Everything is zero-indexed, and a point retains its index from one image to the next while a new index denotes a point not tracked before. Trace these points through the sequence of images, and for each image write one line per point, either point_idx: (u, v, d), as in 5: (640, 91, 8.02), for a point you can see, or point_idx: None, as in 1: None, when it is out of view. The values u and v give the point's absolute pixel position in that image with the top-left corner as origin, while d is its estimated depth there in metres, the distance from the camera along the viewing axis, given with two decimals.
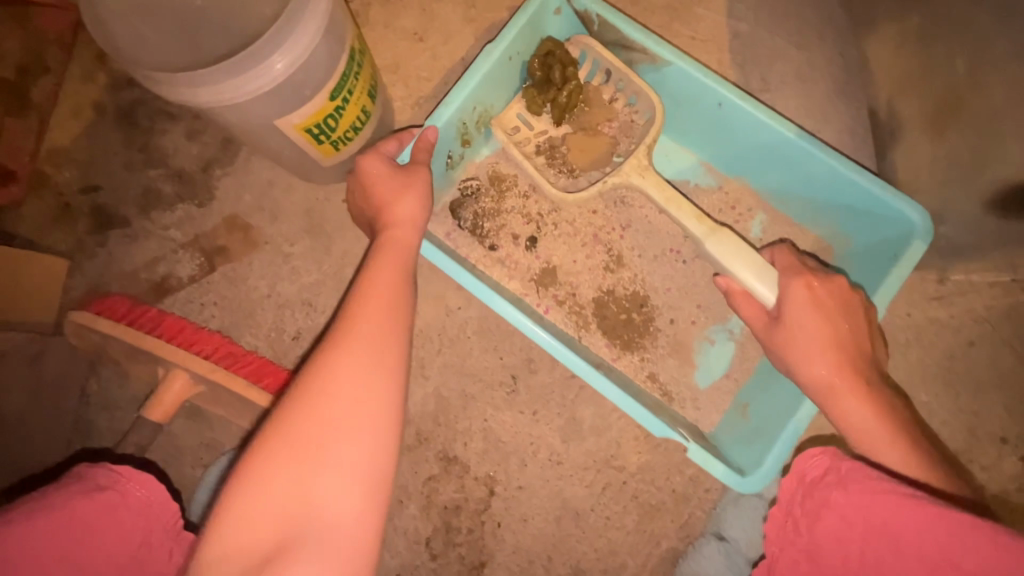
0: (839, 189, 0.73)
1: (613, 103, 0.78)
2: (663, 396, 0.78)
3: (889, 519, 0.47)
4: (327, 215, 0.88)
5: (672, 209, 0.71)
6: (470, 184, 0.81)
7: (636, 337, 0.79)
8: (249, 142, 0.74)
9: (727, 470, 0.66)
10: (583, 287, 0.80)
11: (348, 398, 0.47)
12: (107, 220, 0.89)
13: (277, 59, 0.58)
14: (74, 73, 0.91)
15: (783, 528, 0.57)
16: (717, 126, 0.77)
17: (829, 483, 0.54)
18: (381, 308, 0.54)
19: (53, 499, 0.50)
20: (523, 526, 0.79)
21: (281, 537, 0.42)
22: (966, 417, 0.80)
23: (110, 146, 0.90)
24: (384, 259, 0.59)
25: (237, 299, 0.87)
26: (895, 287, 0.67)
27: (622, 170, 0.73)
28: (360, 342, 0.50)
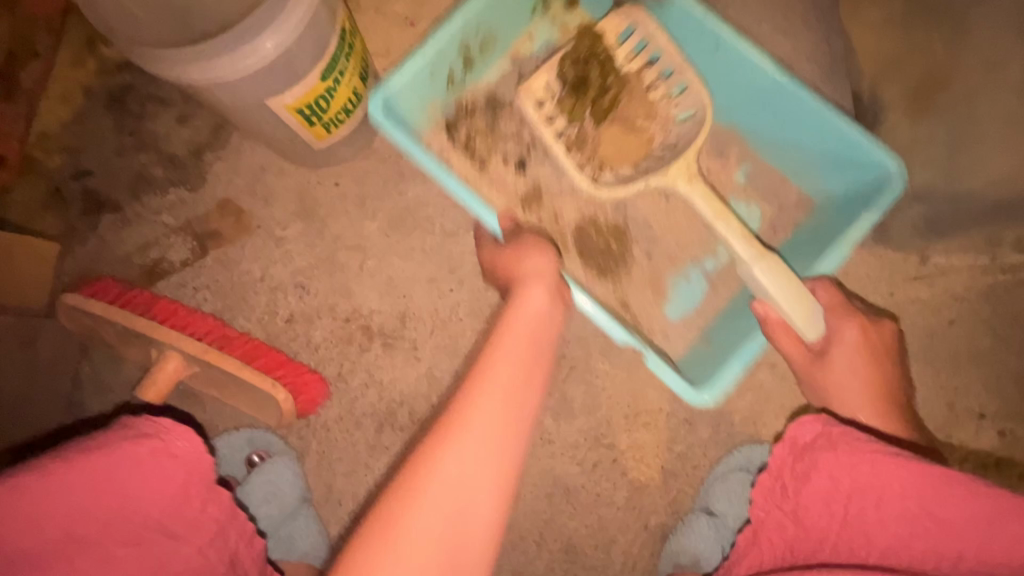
0: (825, 135, 0.73)
1: (652, 94, 0.73)
2: (632, 321, 0.78)
3: (878, 478, 0.52)
4: (319, 199, 0.89)
5: (720, 226, 0.66)
6: (465, 103, 0.82)
7: (612, 265, 0.80)
8: (240, 125, 0.75)
9: (678, 379, 0.66)
10: (567, 213, 0.81)
11: (452, 474, 0.48)
12: (98, 206, 0.89)
13: (266, 39, 0.58)
14: (63, 58, 0.90)
15: (772, 492, 0.61)
16: (717, 66, 0.78)
17: (818, 448, 0.57)
18: (514, 379, 0.54)
19: (101, 442, 0.53)
20: (515, 503, 0.80)
21: None
22: (946, 393, 0.81)
23: (101, 131, 0.90)
24: (512, 322, 0.59)
25: (229, 282, 0.87)
26: (866, 229, 0.68)
27: (669, 174, 0.69)
28: (493, 411, 0.51)
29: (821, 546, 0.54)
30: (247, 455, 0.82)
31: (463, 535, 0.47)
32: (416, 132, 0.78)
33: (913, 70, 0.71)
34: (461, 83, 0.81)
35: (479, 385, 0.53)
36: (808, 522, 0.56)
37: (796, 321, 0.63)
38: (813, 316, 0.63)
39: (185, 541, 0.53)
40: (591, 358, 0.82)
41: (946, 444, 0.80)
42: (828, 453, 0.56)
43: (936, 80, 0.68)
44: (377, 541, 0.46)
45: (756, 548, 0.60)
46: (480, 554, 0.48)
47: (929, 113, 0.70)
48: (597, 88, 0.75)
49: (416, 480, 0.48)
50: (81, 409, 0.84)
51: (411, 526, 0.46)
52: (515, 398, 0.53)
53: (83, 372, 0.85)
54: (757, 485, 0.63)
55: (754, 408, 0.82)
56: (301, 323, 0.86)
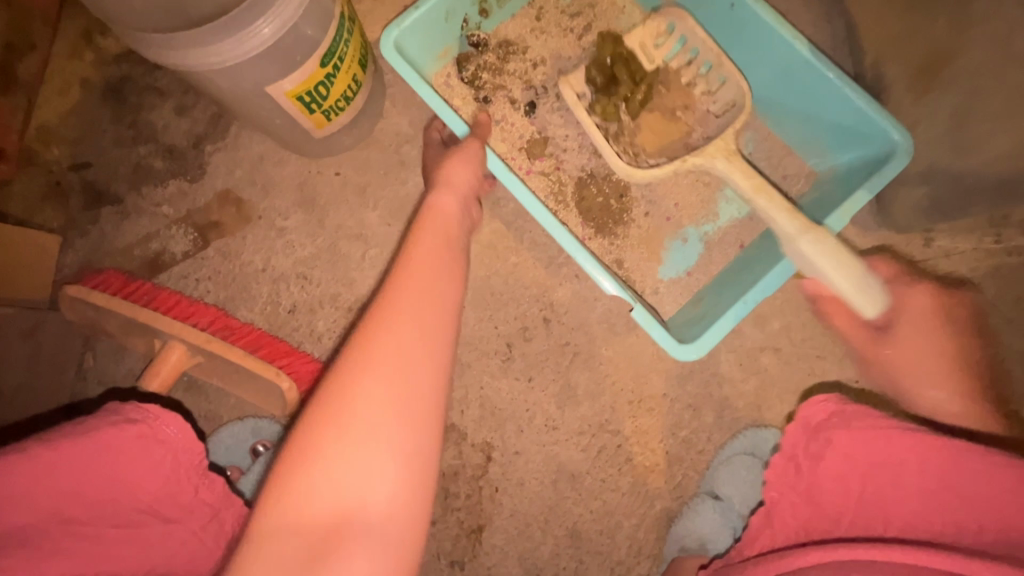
0: (832, 103, 0.73)
1: (691, 88, 0.76)
2: (623, 278, 0.79)
3: (895, 454, 0.52)
4: (320, 188, 0.88)
5: (762, 200, 0.68)
6: (479, 53, 0.81)
7: (612, 223, 0.80)
8: (239, 114, 0.74)
9: (665, 334, 0.67)
10: (570, 164, 0.81)
11: (397, 352, 0.43)
12: (99, 198, 0.89)
13: (264, 23, 0.58)
14: (61, 50, 0.90)
15: (784, 472, 0.61)
16: (730, 28, 0.77)
17: (832, 425, 0.57)
18: (439, 263, 0.51)
19: (90, 425, 0.54)
20: (520, 490, 0.80)
21: (339, 525, 0.40)
22: None
23: (100, 123, 0.90)
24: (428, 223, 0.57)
25: (231, 273, 0.87)
26: (866, 200, 0.68)
27: (707, 150, 0.71)
28: (419, 285, 0.48)
29: (838, 524, 0.53)
30: (250, 446, 0.82)
31: (413, 396, 0.43)
32: (425, 73, 0.79)
33: (916, 49, 0.71)
34: (477, 32, 0.81)
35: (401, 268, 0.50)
36: (821, 500, 0.55)
37: (849, 292, 0.62)
38: (870, 291, 0.62)
39: (179, 524, 0.54)
40: (594, 344, 0.82)
41: None
42: (841, 429, 0.56)
43: (939, 59, 0.68)
44: (318, 420, 0.42)
45: (768, 530, 0.60)
46: (436, 412, 0.44)
47: (932, 92, 0.70)
48: (630, 83, 0.75)
49: (351, 357, 0.43)
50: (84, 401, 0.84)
51: (353, 396, 0.42)
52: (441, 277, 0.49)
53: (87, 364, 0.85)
54: (772, 466, 0.63)
55: (758, 393, 0.82)
56: (303, 313, 0.86)
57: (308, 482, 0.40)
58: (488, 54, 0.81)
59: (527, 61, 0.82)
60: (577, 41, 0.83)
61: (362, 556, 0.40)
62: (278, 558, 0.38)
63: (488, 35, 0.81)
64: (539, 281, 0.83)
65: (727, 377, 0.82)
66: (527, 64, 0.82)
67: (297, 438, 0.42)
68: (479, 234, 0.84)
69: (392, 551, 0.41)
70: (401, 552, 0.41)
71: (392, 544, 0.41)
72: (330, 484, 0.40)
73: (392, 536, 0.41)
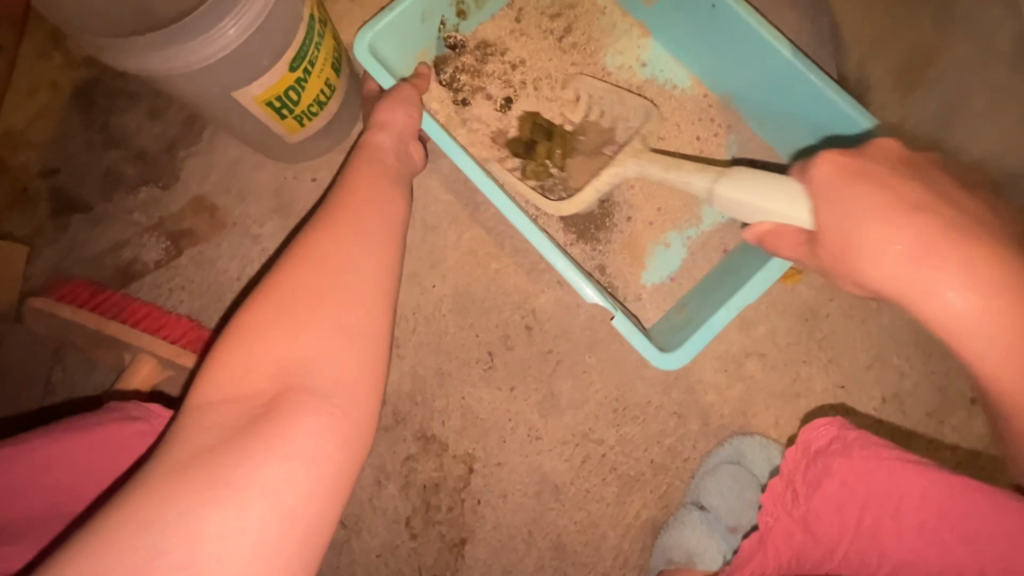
0: (814, 106, 0.71)
1: (611, 127, 0.79)
2: (606, 283, 0.78)
3: (896, 487, 0.54)
4: (296, 194, 0.86)
5: (673, 173, 0.72)
6: (458, 55, 0.80)
7: (593, 228, 0.79)
8: (209, 118, 0.72)
9: (648, 343, 0.65)
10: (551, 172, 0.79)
11: (335, 248, 0.47)
12: (68, 205, 0.86)
13: (229, 25, 0.56)
14: (27, 52, 0.87)
15: (782, 498, 0.63)
16: (710, 31, 0.76)
17: (832, 452, 0.60)
18: (375, 190, 0.55)
19: (90, 421, 0.53)
20: (503, 501, 0.78)
21: (281, 392, 0.42)
22: (938, 379, 0.81)
23: (68, 127, 0.87)
24: (363, 165, 0.58)
25: (206, 282, 0.85)
26: None
27: (618, 159, 0.75)
28: (361, 203, 0.52)
29: (831, 555, 0.56)
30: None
31: (354, 282, 0.46)
32: (404, 77, 0.77)
33: (901, 48, 0.69)
34: (455, 34, 0.79)
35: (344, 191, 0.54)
36: (817, 528, 0.58)
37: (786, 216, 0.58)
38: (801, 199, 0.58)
39: None
40: (577, 352, 0.80)
41: (940, 430, 0.79)
42: (840, 457, 0.58)
43: (922, 59, 0.66)
44: (262, 303, 0.44)
45: (760, 554, 0.62)
46: (380, 301, 0.47)
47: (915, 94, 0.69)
48: (541, 132, 0.78)
49: (295, 255, 0.47)
50: (56, 415, 0.82)
51: (295, 284, 0.45)
52: (377, 197, 0.54)
53: (56, 377, 0.82)
54: (768, 490, 0.66)
55: (744, 399, 0.80)
56: None
57: (253, 353, 0.43)
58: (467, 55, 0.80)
59: (507, 63, 0.80)
60: (558, 44, 0.81)
61: (306, 419, 0.41)
62: (226, 421, 0.40)
63: (467, 37, 0.80)
64: (521, 287, 0.81)
65: (713, 383, 0.80)
66: (507, 66, 0.80)
67: (241, 321, 0.44)
68: (459, 240, 0.82)
69: (339, 416, 0.42)
70: (348, 419, 0.43)
71: (337, 409, 0.42)
72: (273, 357, 0.43)
73: (336, 404, 0.43)
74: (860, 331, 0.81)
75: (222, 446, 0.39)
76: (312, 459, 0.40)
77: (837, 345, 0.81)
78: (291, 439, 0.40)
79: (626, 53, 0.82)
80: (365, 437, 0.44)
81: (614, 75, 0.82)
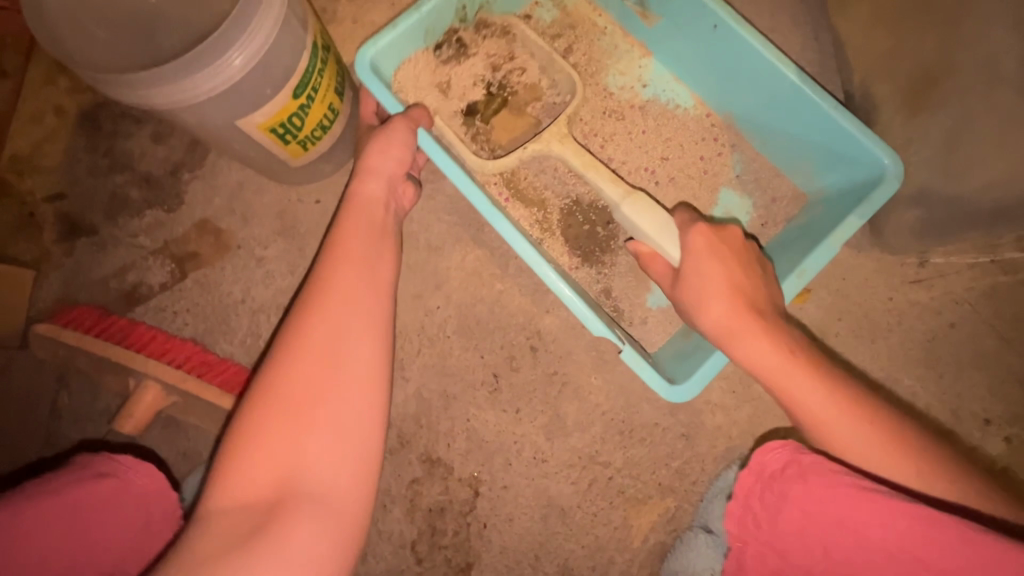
0: (817, 126, 0.71)
1: (539, 85, 0.79)
2: (611, 307, 0.77)
3: (852, 511, 0.49)
4: (300, 216, 0.86)
5: (591, 175, 0.71)
6: (454, 61, 0.78)
7: (597, 250, 0.78)
8: (213, 144, 0.72)
9: (656, 374, 0.65)
10: (552, 195, 0.78)
11: (327, 340, 0.48)
12: (74, 229, 0.86)
13: (233, 55, 0.56)
14: (34, 77, 0.88)
15: (744, 521, 0.60)
16: (711, 51, 0.75)
17: (788, 477, 0.56)
18: (363, 262, 0.55)
19: (56, 486, 0.51)
20: (509, 525, 0.78)
21: (279, 497, 0.43)
22: (949, 398, 0.80)
23: (73, 152, 0.87)
24: (350, 224, 0.59)
25: (210, 305, 0.85)
26: (855, 228, 0.66)
27: (542, 137, 0.73)
28: (350, 277, 0.53)
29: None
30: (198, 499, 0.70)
31: (348, 377, 0.48)
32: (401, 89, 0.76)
33: (905, 67, 0.69)
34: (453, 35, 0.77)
35: (334, 262, 0.54)
36: (785, 553, 0.54)
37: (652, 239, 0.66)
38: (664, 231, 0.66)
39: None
40: (582, 373, 0.80)
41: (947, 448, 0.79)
42: (797, 482, 0.54)
43: (926, 79, 0.66)
44: (259, 400, 0.46)
45: None
46: (374, 392, 0.49)
47: (919, 114, 0.68)
48: (484, 95, 0.78)
49: (288, 346, 0.48)
50: (61, 439, 0.82)
51: (290, 383, 0.46)
52: (369, 272, 0.55)
53: (62, 401, 0.83)
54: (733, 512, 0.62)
55: (751, 420, 0.80)
56: None
57: (253, 456, 0.44)
58: (460, 58, 0.78)
59: (493, 63, 0.79)
60: None
61: (303, 523, 0.43)
62: (226, 528, 0.42)
63: (463, 43, 0.78)
64: (525, 309, 0.81)
65: (720, 404, 0.80)
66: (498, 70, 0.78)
67: (241, 421, 0.46)
68: (463, 262, 0.82)
69: (335, 514, 0.44)
70: (343, 520, 0.45)
71: (333, 510, 0.44)
72: (270, 460, 0.44)
73: (331, 504, 0.45)
74: (868, 350, 0.81)
75: (224, 552, 0.41)
76: (309, 563, 0.42)
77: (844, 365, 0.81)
78: (288, 545, 0.42)
79: (628, 73, 0.81)
80: (360, 532, 0.46)
81: (616, 95, 0.81)
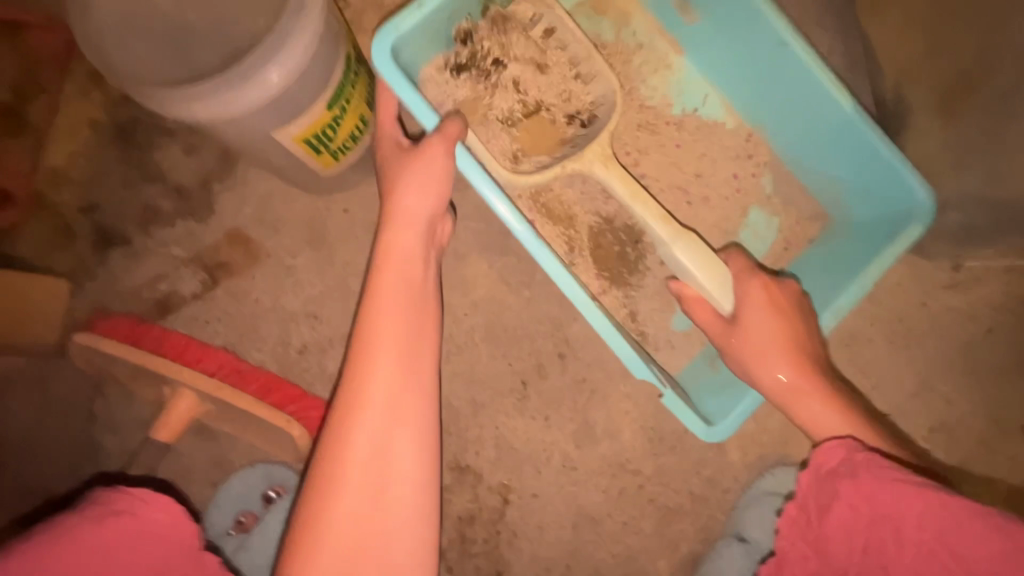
0: (852, 152, 0.70)
1: (568, 83, 0.71)
2: (637, 331, 0.74)
3: (904, 511, 0.47)
4: (329, 225, 0.87)
5: (637, 206, 0.65)
6: (481, 58, 0.70)
7: (626, 272, 0.74)
8: (247, 155, 0.73)
9: (693, 419, 0.65)
10: (581, 213, 0.73)
11: (371, 449, 0.52)
12: (108, 239, 0.88)
13: (272, 70, 0.57)
14: (71, 91, 0.89)
15: (796, 522, 0.55)
16: (756, 60, 0.71)
17: (837, 475, 0.52)
18: (403, 345, 0.57)
19: (72, 526, 0.50)
20: (539, 534, 0.78)
21: None
22: (986, 405, 0.79)
23: (107, 164, 0.89)
24: (384, 291, 0.58)
25: (241, 314, 0.86)
26: (889, 262, 0.66)
27: (583, 157, 0.65)
28: (391, 369, 0.55)
29: None
30: (234, 516, 0.81)
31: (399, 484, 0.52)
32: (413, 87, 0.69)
33: (941, 71, 0.68)
34: (470, 26, 0.69)
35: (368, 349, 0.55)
36: (833, 556, 0.50)
37: (709, 290, 0.64)
38: (720, 282, 0.64)
39: None
40: (611, 381, 0.79)
41: (982, 455, 0.79)
42: (848, 481, 0.51)
43: (962, 83, 0.65)
44: (317, 513, 0.50)
45: None
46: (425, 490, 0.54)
47: (957, 117, 0.67)
48: (508, 102, 0.71)
49: (333, 468, 0.51)
50: (97, 448, 0.84)
51: (344, 492, 0.50)
52: (411, 360, 0.56)
53: (97, 409, 0.84)
54: (783, 515, 0.56)
55: (783, 428, 0.79)
56: (314, 353, 0.86)
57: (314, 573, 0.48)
58: (485, 55, 0.70)
59: (523, 67, 0.71)
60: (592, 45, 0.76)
61: None
62: None
63: (487, 35, 0.70)
64: (553, 315, 0.80)
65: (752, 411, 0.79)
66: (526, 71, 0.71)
67: (297, 538, 0.49)
68: (490, 269, 0.81)
69: None
70: None
71: None
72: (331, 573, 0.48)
73: None
74: (897, 355, 0.80)
75: None
76: None
77: (877, 371, 0.81)
78: None
79: (657, 72, 0.77)
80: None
81: (650, 103, 0.77)
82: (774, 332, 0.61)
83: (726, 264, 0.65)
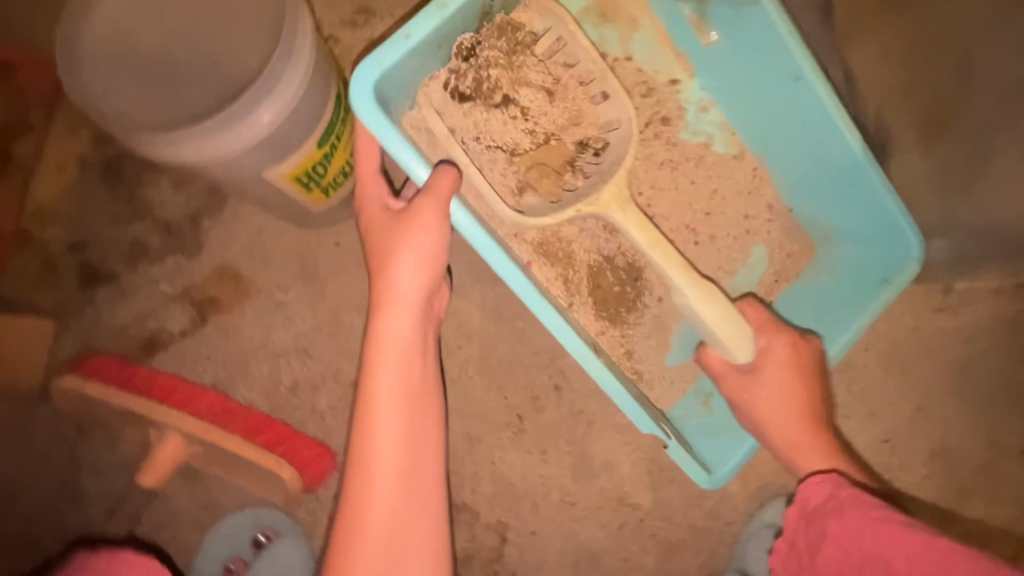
0: (851, 196, 0.70)
1: (579, 110, 0.69)
2: (633, 372, 0.73)
3: (889, 549, 0.46)
4: (320, 259, 0.86)
5: (656, 253, 0.64)
6: (489, 81, 0.68)
7: (623, 309, 0.74)
8: (237, 192, 0.73)
9: (696, 469, 0.67)
10: (581, 251, 0.73)
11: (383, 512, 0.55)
12: (94, 277, 0.86)
13: (263, 112, 0.57)
14: (59, 130, 0.88)
15: (788, 560, 0.55)
16: (771, 89, 0.70)
17: (826, 512, 0.52)
18: (404, 406, 0.58)
19: None
20: (538, 573, 0.76)
21: None
22: (984, 428, 0.79)
23: (94, 201, 0.88)
24: (383, 353, 0.60)
25: (230, 351, 0.85)
26: (880, 313, 0.70)
27: (599, 199, 0.65)
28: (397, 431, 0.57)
29: None
30: (221, 562, 0.78)
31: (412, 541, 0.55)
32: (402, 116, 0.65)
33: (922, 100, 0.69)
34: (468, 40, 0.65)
35: (367, 454, 0.56)
36: None
37: (727, 342, 0.63)
38: (741, 332, 0.63)
39: None
40: (608, 412, 0.78)
41: (981, 480, 0.78)
42: (834, 518, 0.51)
43: (943, 112, 0.67)
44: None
45: None
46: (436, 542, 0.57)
47: (939, 145, 0.68)
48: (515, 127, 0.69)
49: (346, 535, 0.54)
50: (80, 493, 0.81)
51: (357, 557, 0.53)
52: (413, 420, 0.59)
53: (81, 452, 0.82)
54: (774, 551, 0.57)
55: None
56: (305, 390, 0.84)
57: None
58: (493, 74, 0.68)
59: (531, 88, 0.69)
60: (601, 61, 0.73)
61: None
62: None
63: (499, 55, 0.67)
64: (548, 346, 0.80)
65: None
66: (535, 94, 0.69)
67: None
68: (484, 301, 0.81)
69: None
70: None
71: None
72: None
73: None
74: (892, 379, 0.81)
75: None
76: None
77: (873, 397, 0.81)
78: None
79: (664, 91, 0.76)
80: None
81: (653, 122, 0.76)
82: (772, 376, 0.63)
83: (745, 320, 0.64)
